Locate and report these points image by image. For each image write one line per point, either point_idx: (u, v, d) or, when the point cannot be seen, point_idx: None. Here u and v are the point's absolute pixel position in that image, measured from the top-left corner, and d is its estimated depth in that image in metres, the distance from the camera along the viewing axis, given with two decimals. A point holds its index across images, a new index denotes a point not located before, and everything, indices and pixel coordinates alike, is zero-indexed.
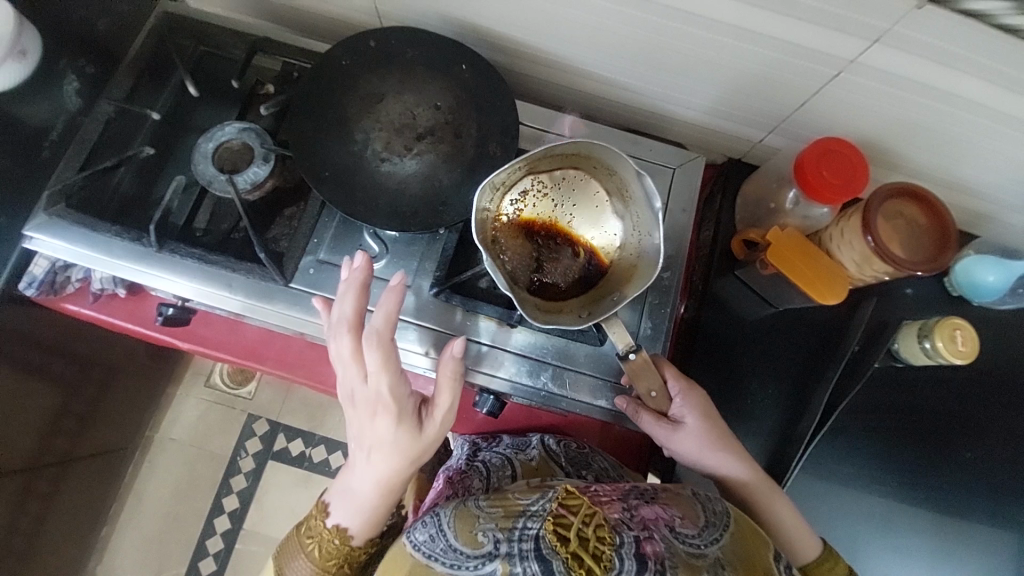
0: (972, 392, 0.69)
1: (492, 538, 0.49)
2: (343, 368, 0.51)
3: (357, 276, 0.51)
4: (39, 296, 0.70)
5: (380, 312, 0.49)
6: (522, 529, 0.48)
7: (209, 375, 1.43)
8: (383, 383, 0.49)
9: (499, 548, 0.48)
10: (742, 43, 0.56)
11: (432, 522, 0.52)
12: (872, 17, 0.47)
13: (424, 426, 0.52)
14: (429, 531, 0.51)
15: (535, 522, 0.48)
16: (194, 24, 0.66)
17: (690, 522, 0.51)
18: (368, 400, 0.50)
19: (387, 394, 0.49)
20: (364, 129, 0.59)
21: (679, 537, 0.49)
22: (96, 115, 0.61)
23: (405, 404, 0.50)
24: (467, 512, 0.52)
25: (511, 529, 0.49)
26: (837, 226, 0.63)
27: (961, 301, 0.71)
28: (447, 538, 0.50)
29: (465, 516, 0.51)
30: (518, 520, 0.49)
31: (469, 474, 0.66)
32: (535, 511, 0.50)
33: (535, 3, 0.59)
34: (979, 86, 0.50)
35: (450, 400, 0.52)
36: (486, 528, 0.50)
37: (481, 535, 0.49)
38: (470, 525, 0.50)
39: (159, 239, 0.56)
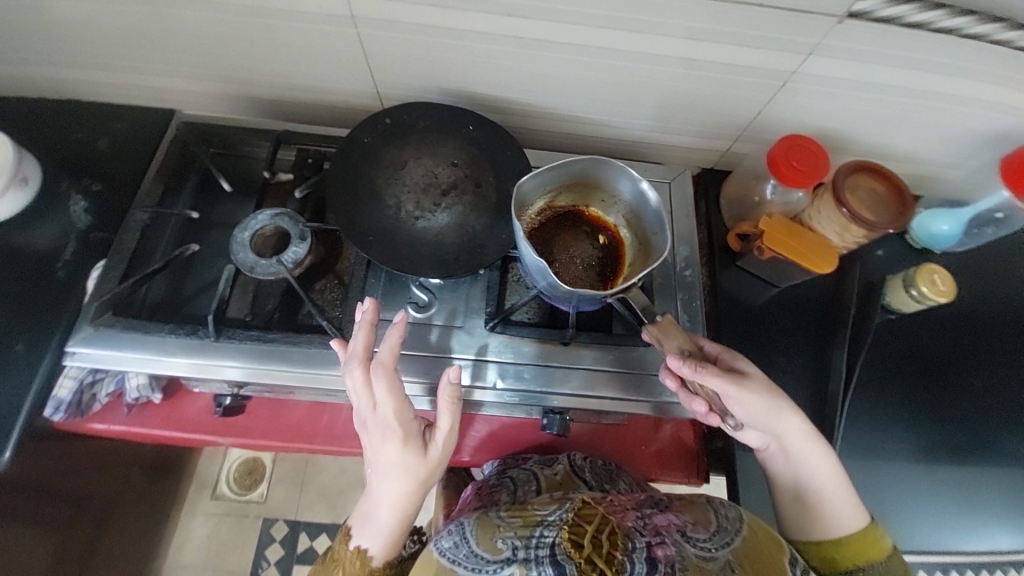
0: (957, 327, 0.79)
1: (511, 544, 0.51)
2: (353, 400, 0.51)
3: (368, 316, 0.53)
4: (67, 419, 0.67)
5: (386, 344, 0.50)
6: (538, 536, 0.51)
7: (216, 485, 1.34)
8: (389, 410, 0.50)
9: (517, 553, 0.50)
10: (703, 72, 0.67)
11: (456, 531, 0.55)
12: (803, 36, 0.59)
13: (430, 449, 0.52)
14: (454, 539, 0.54)
15: (552, 530, 0.50)
16: (211, 131, 0.71)
17: (702, 527, 0.52)
18: (376, 426, 0.50)
19: (392, 420, 0.50)
20: (394, 194, 0.65)
21: (691, 542, 0.50)
22: (132, 226, 0.63)
23: (411, 428, 0.51)
24: (488, 521, 0.55)
25: (528, 537, 0.51)
26: (813, 206, 0.73)
27: (924, 251, 0.82)
28: (470, 544, 0.52)
29: (487, 525, 0.54)
30: (536, 529, 0.52)
31: (498, 489, 0.69)
32: (552, 520, 0.52)
33: (526, 66, 0.68)
34: (896, 73, 0.62)
35: (452, 423, 0.53)
36: (506, 536, 0.52)
37: (501, 541, 0.52)
38: (490, 533, 0.53)
39: (216, 328, 0.58)
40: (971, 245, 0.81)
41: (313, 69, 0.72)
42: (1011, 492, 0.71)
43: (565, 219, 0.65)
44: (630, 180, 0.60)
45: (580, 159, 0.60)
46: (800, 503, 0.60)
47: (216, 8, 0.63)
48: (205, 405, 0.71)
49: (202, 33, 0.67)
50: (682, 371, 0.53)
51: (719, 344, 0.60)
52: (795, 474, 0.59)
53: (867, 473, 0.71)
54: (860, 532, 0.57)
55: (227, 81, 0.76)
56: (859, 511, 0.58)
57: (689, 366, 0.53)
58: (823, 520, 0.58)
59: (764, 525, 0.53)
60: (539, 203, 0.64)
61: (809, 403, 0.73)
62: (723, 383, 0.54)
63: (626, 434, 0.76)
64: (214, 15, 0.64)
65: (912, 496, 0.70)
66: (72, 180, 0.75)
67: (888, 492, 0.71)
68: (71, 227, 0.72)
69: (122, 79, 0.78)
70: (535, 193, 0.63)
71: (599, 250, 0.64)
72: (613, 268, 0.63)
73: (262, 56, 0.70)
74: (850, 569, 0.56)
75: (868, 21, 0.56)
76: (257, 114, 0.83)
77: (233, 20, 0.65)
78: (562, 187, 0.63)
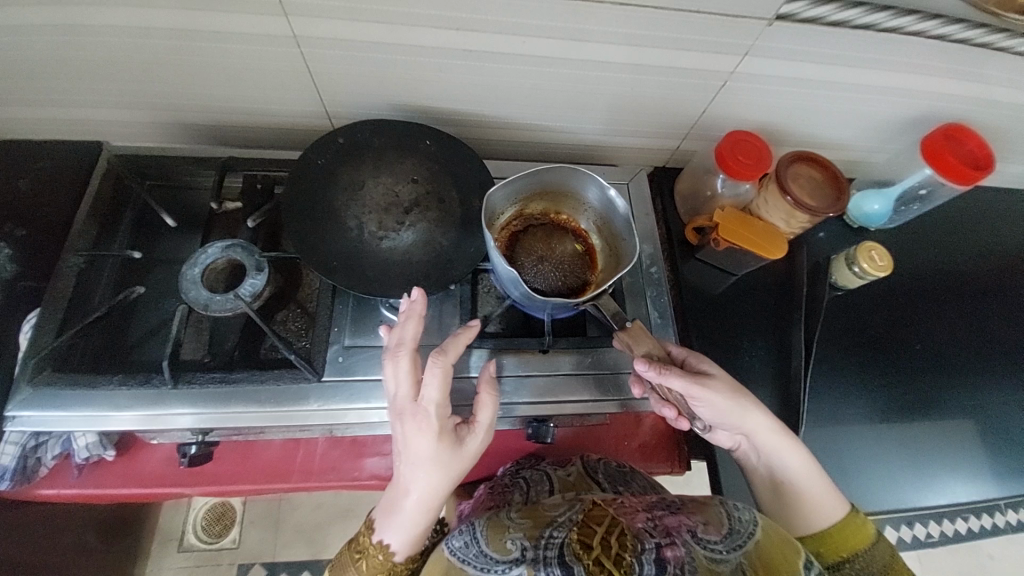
0: (896, 296, 0.85)
1: (520, 544, 0.51)
2: (390, 390, 0.51)
3: (416, 307, 0.53)
4: (10, 489, 0.60)
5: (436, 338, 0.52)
6: (547, 537, 0.51)
7: (182, 537, 1.25)
8: (429, 402, 0.50)
9: (526, 554, 0.50)
10: (650, 76, 0.69)
11: (466, 530, 0.55)
12: (739, 38, 0.63)
13: (462, 444, 0.52)
14: (463, 539, 0.54)
15: (561, 531, 0.52)
16: (149, 161, 0.66)
17: (713, 529, 0.52)
18: (412, 418, 0.50)
19: (430, 413, 0.50)
20: (355, 216, 0.63)
21: (701, 544, 0.50)
22: (67, 271, 0.58)
23: (447, 423, 0.51)
24: (498, 524, 0.55)
25: (538, 537, 0.52)
26: (761, 196, 0.77)
27: (861, 229, 0.88)
28: (479, 544, 0.52)
29: (497, 527, 0.54)
30: (545, 530, 0.53)
31: (512, 489, 0.67)
32: (562, 522, 0.53)
33: (477, 78, 0.68)
34: (822, 69, 0.67)
35: (490, 417, 0.55)
36: (516, 537, 0.52)
37: (510, 543, 0.51)
38: (500, 534, 0.53)
39: (174, 374, 0.54)
40: (903, 220, 0.88)
41: (255, 91, 0.69)
42: (957, 441, 0.78)
43: (538, 225, 0.65)
44: (598, 187, 0.61)
45: (552, 167, 0.60)
46: (779, 498, 0.63)
47: (143, 33, 0.59)
48: (165, 456, 0.67)
49: (130, 60, 0.63)
50: (648, 373, 0.54)
51: (684, 348, 0.61)
52: (767, 466, 0.63)
53: (835, 443, 0.76)
54: (843, 521, 0.60)
55: (159, 109, 0.72)
56: (841, 501, 0.61)
57: (655, 372, 0.54)
58: (807, 512, 0.61)
59: (780, 530, 0.52)
60: (513, 209, 0.64)
61: (777, 382, 0.77)
62: (692, 385, 0.56)
63: (614, 433, 0.78)
64: (141, 40, 0.60)
65: (876, 457, 0.75)
66: None
67: (853, 457, 0.75)
68: None
69: (40, 114, 0.72)
70: (506, 203, 0.63)
71: (572, 255, 0.65)
72: (585, 273, 0.64)
73: (198, 80, 0.67)
74: (836, 563, 0.58)
75: (796, 21, 0.60)
76: (196, 141, 0.78)
77: (162, 45, 0.61)
78: (534, 195, 0.64)
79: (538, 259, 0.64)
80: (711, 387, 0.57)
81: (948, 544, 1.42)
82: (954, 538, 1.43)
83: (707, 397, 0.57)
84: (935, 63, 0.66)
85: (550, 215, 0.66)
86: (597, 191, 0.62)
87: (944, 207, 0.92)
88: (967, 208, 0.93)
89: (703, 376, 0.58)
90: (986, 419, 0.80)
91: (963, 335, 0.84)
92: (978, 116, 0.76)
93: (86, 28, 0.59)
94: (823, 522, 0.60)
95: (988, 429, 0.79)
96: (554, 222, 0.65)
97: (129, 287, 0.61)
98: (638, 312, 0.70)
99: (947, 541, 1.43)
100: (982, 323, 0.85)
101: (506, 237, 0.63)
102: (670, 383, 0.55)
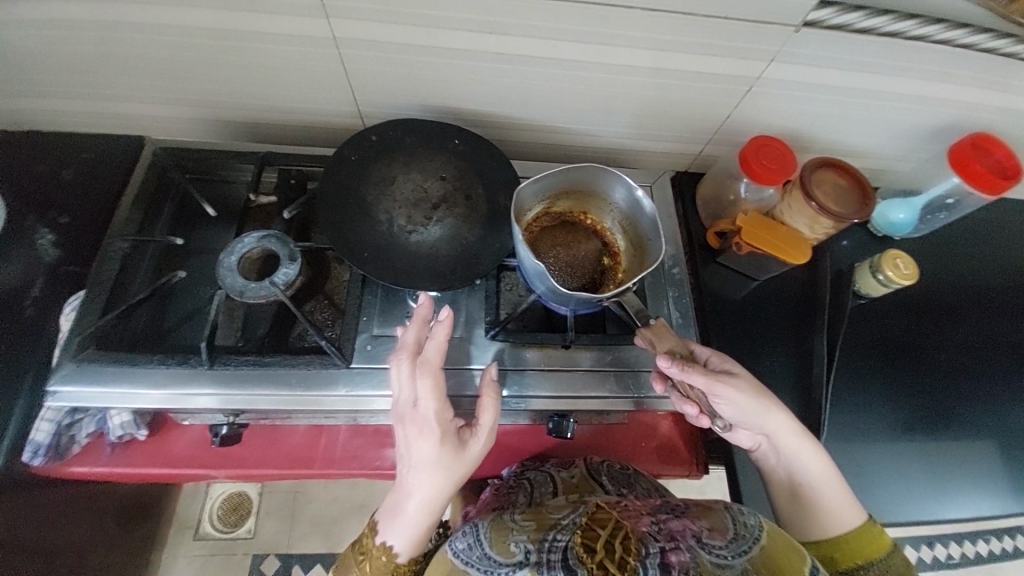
0: (921, 306, 0.84)
1: (523, 548, 0.52)
2: (395, 393, 0.53)
3: (422, 311, 0.56)
4: (45, 464, 0.63)
5: (435, 343, 0.53)
6: (551, 539, 0.52)
7: (199, 526, 1.28)
8: (431, 407, 0.52)
9: (529, 557, 0.51)
10: (675, 81, 0.70)
11: (471, 532, 0.57)
12: (765, 44, 0.64)
13: (464, 448, 0.54)
14: (468, 540, 0.57)
15: (564, 534, 0.53)
16: (191, 154, 0.69)
17: (719, 534, 0.52)
18: (414, 421, 0.52)
19: (431, 417, 0.52)
20: (385, 210, 0.65)
21: (706, 548, 0.50)
22: (112, 255, 0.61)
23: (448, 426, 0.53)
24: (502, 525, 0.57)
25: (541, 540, 0.53)
26: (784, 201, 0.78)
27: (885, 238, 0.88)
28: (483, 546, 0.54)
29: (500, 529, 0.56)
30: (549, 533, 0.54)
31: (515, 490, 0.68)
32: (566, 524, 0.54)
33: (506, 80, 0.70)
34: (849, 76, 0.68)
35: (492, 420, 0.56)
36: (520, 540, 0.53)
37: (513, 544, 0.53)
38: (504, 536, 0.55)
39: (210, 354, 0.56)
40: (928, 230, 0.87)
41: (293, 89, 0.72)
42: (983, 456, 0.76)
43: (565, 224, 0.66)
44: (624, 187, 0.62)
45: (580, 167, 0.61)
46: (798, 504, 0.62)
47: (192, 32, 0.62)
48: (194, 439, 0.69)
49: (177, 58, 0.66)
50: (671, 370, 0.55)
51: (710, 348, 0.62)
52: (785, 469, 0.63)
53: (855, 452, 0.75)
54: (858, 531, 0.60)
55: (200, 106, 0.75)
56: (857, 509, 0.61)
57: (678, 369, 0.55)
58: (822, 517, 0.61)
59: (784, 535, 0.52)
60: (541, 207, 0.65)
61: (797, 388, 0.77)
62: (713, 383, 0.57)
63: (629, 435, 0.78)
64: (187, 39, 0.64)
65: (898, 467, 0.74)
66: (38, 213, 0.71)
67: (875, 467, 0.74)
68: (38, 261, 0.68)
69: (89, 108, 0.75)
70: (535, 201, 0.64)
71: (598, 254, 0.66)
72: (611, 271, 0.65)
73: (238, 79, 0.70)
74: (849, 569, 0.59)
75: (823, 28, 0.61)
76: (233, 137, 0.81)
77: (208, 44, 0.64)
78: (561, 194, 0.65)
79: (565, 256, 0.65)
80: (732, 384, 0.58)
81: (971, 567, 1.38)
82: (977, 561, 1.38)
83: (727, 394, 0.58)
84: (963, 72, 0.66)
85: (577, 214, 0.66)
86: (623, 190, 0.62)
87: (971, 218, 0.91)
88: (995, 220, 0.92)
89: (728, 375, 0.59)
90: (1013, 434, 0.78)
91: (990, 347, 0.83)
92: (1006, 126, 0.76)
93: (139, 27, 0.62)
94: (836, 530, 0.60)
95: (1016, 443, 0.78)
96: (580, 221, 0.66)
97: (169, 272, 0.63)
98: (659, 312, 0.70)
99: (970, 565, 1.38)
100: (1009, 335, 0.84)
101: (533, 238, 0.65)
102: (691, 380, 0.56)
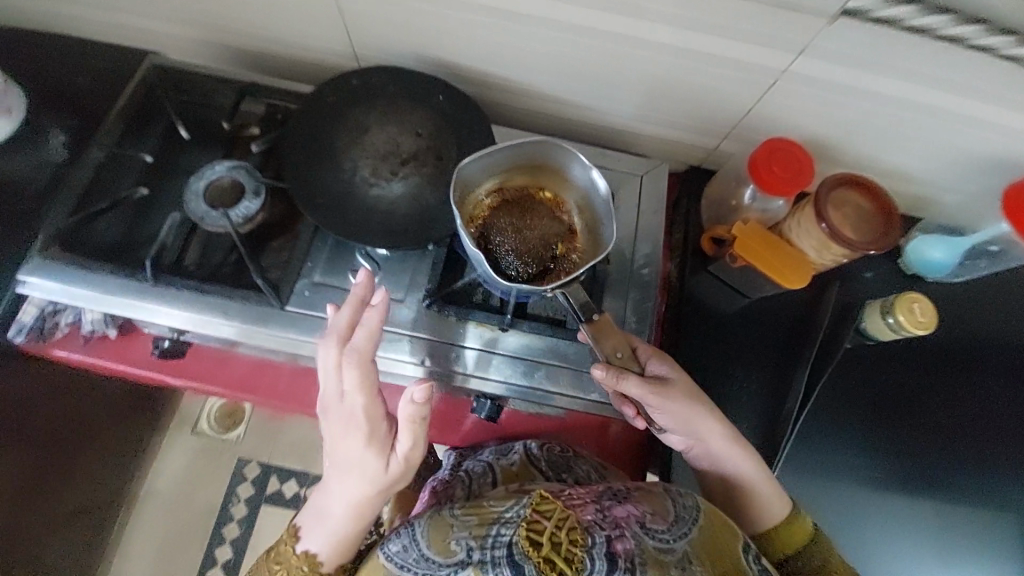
0: (936, 361, 0.74)
1: (464, 546, 0.47)
2: (324, 383, 0.50)
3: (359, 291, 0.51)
4: (26, 343, 0.68)
5: (365, 332, 0.49)
6: (495, 535, 0.46)
7: (196, 422, 1.29)
8: (359, 404, 0.49)
9: (471, 556, 0.46)
10: (691, 61, 0.62)
11: (404, 532, 0.51)
12: (796, 30, 0.55)
13: (393, 456, 0.51)
14: (401, 542, 0.50)
15: (510, 529, 0.46)
16: (182, 75, 0.71)
17: (660, 518, 0.51)
18: (341, 416, 0.49)
19: (359, 414, 0.49)
20: (353, 158, 0.63)
21: (649, 535, 0.49)
22: (86, 161, 0.64)
23: (377, 427, 0.50)
24: (441, 520, 0.50)
25: (484, 537, 0.47)
26: (794, 217, 0.69)
27: (914, 278, 0.77)
28: (419, 547, 0.49)
29: (439, 525, 0.49)
30: (492, 527, 0.48)
31: (452, 484, 0.66)
32: (509, 517, 0.47)
33: (503, 38, 0.65)
34: (894, 83, 0.58)
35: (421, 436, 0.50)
36: (461, 537, 0.48)
37: (454, 543, 0.48)
38: (443, 534, 0.49)
39: (154, 272, 0.59)
40: (967, 276, 0.75)
41: (290, 23, 0.70)
42: (961, 537, 0.68)
43: (515, 201, 0.62)
44: (578, 164, 0.59)
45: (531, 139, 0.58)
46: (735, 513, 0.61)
47: None
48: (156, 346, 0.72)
49: None
50: (604, 377, 0.54)
51: (651, 348, 0.59)
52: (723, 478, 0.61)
53: (813, 504, 0.69)
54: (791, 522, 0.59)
55: (205, 28, 0.75)
56: (783, 502, 0.59)
57: (610, 377, 0.54)
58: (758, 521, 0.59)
59: (719, 512, 0.55)
60: (491, 180, 0.62)
61: (762, 423, 0.71)
62: (646, 392, 0.55)
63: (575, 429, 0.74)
64: None
65: (859, 528, 0.68)
66: (51, 114, 0.74)
67: (830, 523, 0.68)
68: (49, 162, 0.71)
69: (107, 18, 0.77)
70: (485, 174, 0.61)
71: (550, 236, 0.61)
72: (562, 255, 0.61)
73: (237, 4, 0.69)
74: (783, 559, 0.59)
75: (864, 20, 0.52)
76: (238, 65, 0.81)
77: None
78: (513, 168, 0.62)
79: (514, 235, 0.61)
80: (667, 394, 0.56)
81: None
82: None
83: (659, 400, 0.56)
84: None
85: (530, 190, 0.63)
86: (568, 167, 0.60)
87: None
88: None
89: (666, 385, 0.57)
90: (1007, 522, 0.69)
91: (1009, 421, 0.72)
92: None
93: None
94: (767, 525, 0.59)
95: (1007, 532, 0.69)
96: (531, 199, 0.63)
97: (131, 187, 0.65)
98: (612, 312, 0.65)
99: None
100: None
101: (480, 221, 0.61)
102: (626, 390, 0.55)
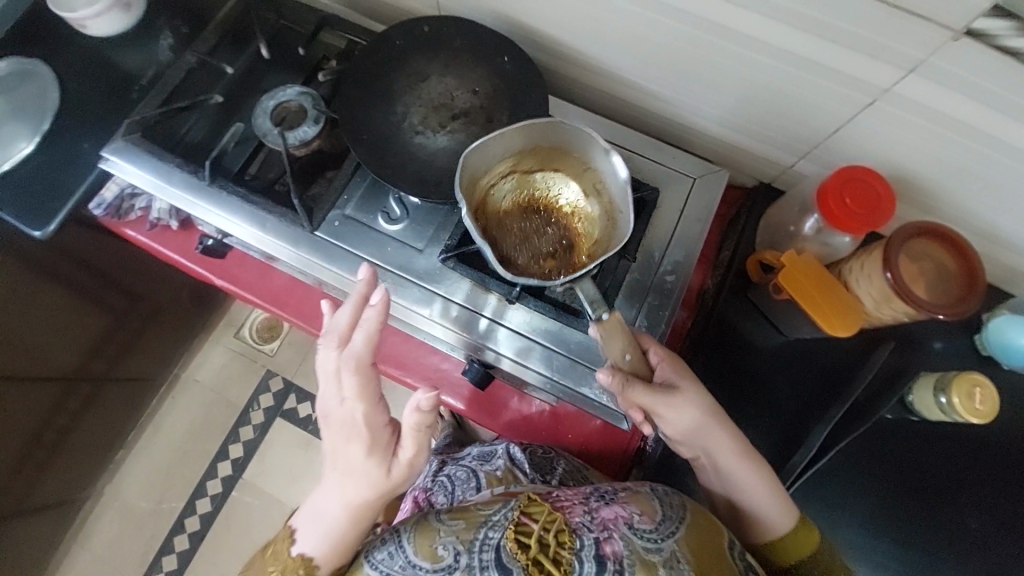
0: (991, 460, 0.65)
1: (452, 551, 0.53)
2: (326, 388, 0.53)
3: (361, 291, 0.53)
4: (105, 217, 0.79)
5: (364, 334, 0.51)
6: (483, 538, 0.53)
7: (240, 327, 1.41)
8: (358, 410, 0.51)
9: (459, 560, 0.52)
10: (778, 63, 0.56)
11: (390, 539, 0.56)
12: (907, 45, 0.47)
13: (393, 462, 0.53)
14: (387, 549, 0.55)
15: (497, 531, 0.53)
16: (278, 0, 0.75)
17: (647, 518, 0.54)
18: (343, 421, 0.52)
19: (360, 419, 0.51)
20: (406, 103, 0.65)
21: (638, 535, 0.52)
22: (180, 65, 0.71)
23: (380, 432, 0.52)
24: (428, 526, 0.55)
25: (471, 541, 0.53)
26: (857, 259, 0.62)
27: (990, 361, 0.67)
28: (405, 554, 0.54)
29: (426, 530, 0.55)
30: (479, 529, 0.53)
31: (435, 490, 0.74)
32: (496, 520, 0.54)
33: (579, 8, 0.62)
34: (1019, 128, 0.49)
35: (420, 443, 0.52)
36: (448, 541, 0.53)
37: (440, 549, 0.53)
38: (428, 539, 0.54)
39: (211, 175, 0.65)
40: None
41: None
42: None
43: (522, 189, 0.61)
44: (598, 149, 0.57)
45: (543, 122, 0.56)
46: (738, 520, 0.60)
47: None
48: None
49: None
50: (610, 384, 0.52)
51: (665, 351, 0.57)
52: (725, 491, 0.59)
53: None
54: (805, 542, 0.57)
55: None
56: (792, 519, 0.57)
57: (617, 384, 0.52)
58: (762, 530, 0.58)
59: (703, 511, 0.57)
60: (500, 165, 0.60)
61: None
62: (653, 399, 0.54)
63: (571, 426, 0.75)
64: None
65: None
66: (167, 17, 0.81)
67: None
68: (156, 61, 0.79)
69: None
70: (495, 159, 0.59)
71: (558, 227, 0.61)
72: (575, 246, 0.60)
73: None
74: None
75: (993, 47, 0.43)
76: None
77: None
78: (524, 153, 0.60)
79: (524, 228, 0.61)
80: (673, 401, 0.54)
81: None
82: None
83: (663, 405, 0.54)
84: None
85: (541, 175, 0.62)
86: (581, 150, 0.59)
87: None
88: None
89: (671, 391, 0.55)
90: None
91: None
92: None
93: None
94: (775, 540, 0.57)
95: None
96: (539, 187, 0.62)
97: (206, 95, 0.69)
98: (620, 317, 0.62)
99: None
100: None
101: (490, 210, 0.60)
102: (633, 397, 0.53)
